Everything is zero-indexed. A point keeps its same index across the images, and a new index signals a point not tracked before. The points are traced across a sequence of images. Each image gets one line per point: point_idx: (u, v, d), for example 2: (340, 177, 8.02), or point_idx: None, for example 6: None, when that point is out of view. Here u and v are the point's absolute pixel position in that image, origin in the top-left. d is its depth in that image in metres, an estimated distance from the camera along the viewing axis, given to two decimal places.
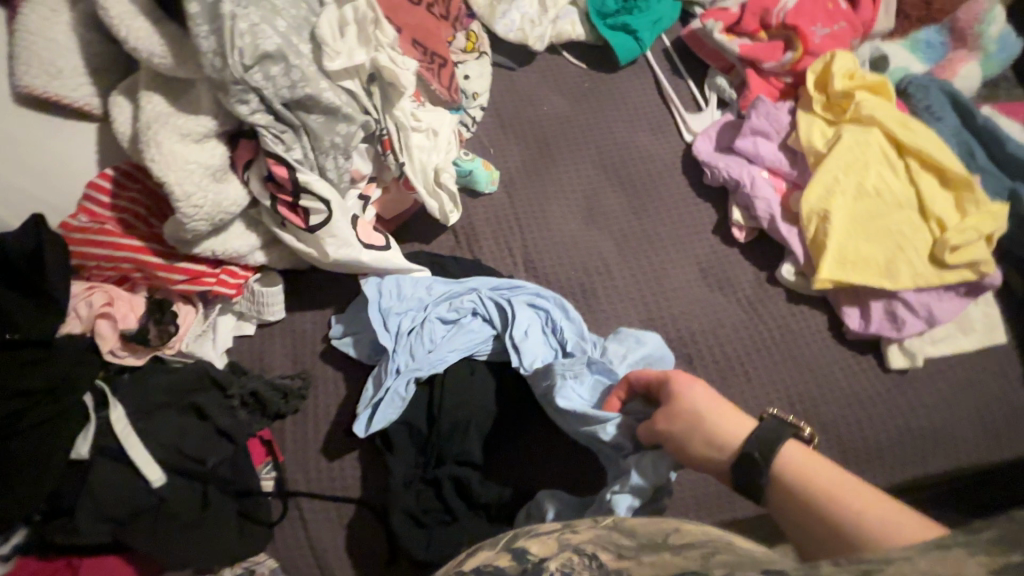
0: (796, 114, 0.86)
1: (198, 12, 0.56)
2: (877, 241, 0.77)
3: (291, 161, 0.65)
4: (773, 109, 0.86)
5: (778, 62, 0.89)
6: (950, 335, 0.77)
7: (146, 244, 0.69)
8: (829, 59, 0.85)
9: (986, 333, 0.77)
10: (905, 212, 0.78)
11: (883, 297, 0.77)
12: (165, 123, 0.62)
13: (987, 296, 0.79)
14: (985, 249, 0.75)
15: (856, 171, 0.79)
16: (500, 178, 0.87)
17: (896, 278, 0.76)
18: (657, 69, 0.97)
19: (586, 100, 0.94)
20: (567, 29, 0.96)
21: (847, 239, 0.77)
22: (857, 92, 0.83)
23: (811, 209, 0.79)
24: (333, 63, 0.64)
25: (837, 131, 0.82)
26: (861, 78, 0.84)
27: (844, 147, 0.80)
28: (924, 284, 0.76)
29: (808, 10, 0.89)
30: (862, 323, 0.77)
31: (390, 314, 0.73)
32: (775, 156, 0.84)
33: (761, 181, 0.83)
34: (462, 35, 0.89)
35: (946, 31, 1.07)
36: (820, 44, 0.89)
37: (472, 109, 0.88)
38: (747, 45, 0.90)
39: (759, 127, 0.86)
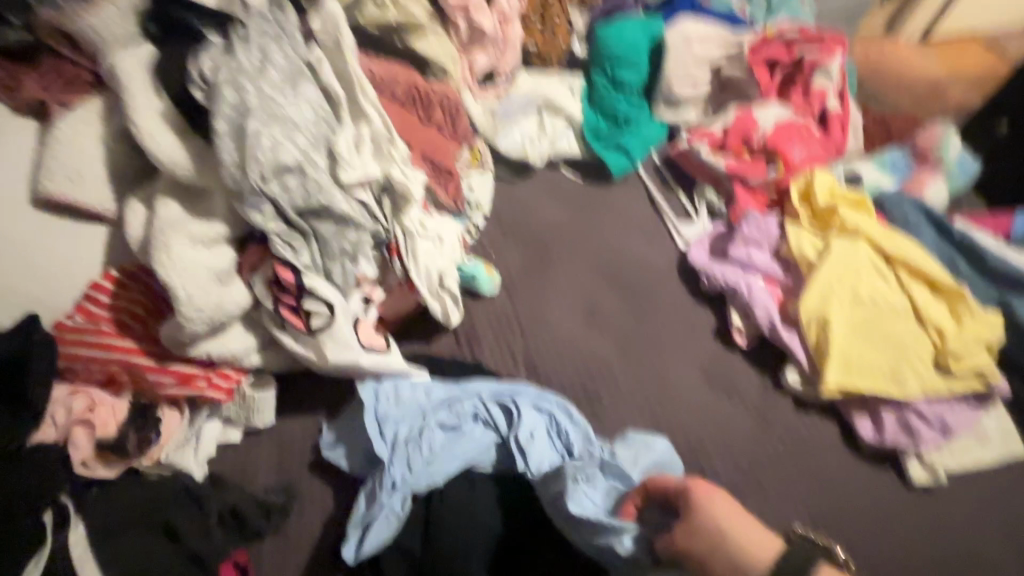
0: (784, 225, 0.91)
1: (225, 131, 0.60)
2: (880, 349, 0.77)
3: (298, 265, 0.66)
4: (763, 221, 0.91)
5: (763, 178, 0.95)
6: (969, 447, 0.75)
7: (140, 346, 0.67)
8: (809, 178, 0.91)
9: (1005, 444, 0.75)
10: (902, 320, 0.79)
11: (893, 405, 0.75)
12: (177, 228, 0.62)
13: (998, 405, 0.78)
14: (986, 357, 0.75)
15: (850, 280, 0.81)
16: (501, 281, 0.88)
17: (902, 386, 0.75)
18: (648, 181, 1.03)
19: (583, 209, 0.99)
20: (565, 146, 1.03)
21: (849, 347, 0.77)
22: (840, 206, 0.88)
23: (810, 316, 0.80)
24: (348, 175, 0.67)
25: (826, 241, 0.86)
26: (841, 194, 0.90)
27: (835, 256, 0.82)
28: (932, 392, 0.75)
29: (786, 135, 0.97)
30: (875, 433, 0.74)
31: (386, 423, 0.70)
32: (768, 264, 0.87)
33: (757, 287, 0.85)
34: (467, 149, 0.94)
35: (909, 152, 1.16)
36: (799, 163, 0.96)
37: (475, 216, 0.92)
38: (733, 164, 0.97)
39: (751, 236, 0.90)
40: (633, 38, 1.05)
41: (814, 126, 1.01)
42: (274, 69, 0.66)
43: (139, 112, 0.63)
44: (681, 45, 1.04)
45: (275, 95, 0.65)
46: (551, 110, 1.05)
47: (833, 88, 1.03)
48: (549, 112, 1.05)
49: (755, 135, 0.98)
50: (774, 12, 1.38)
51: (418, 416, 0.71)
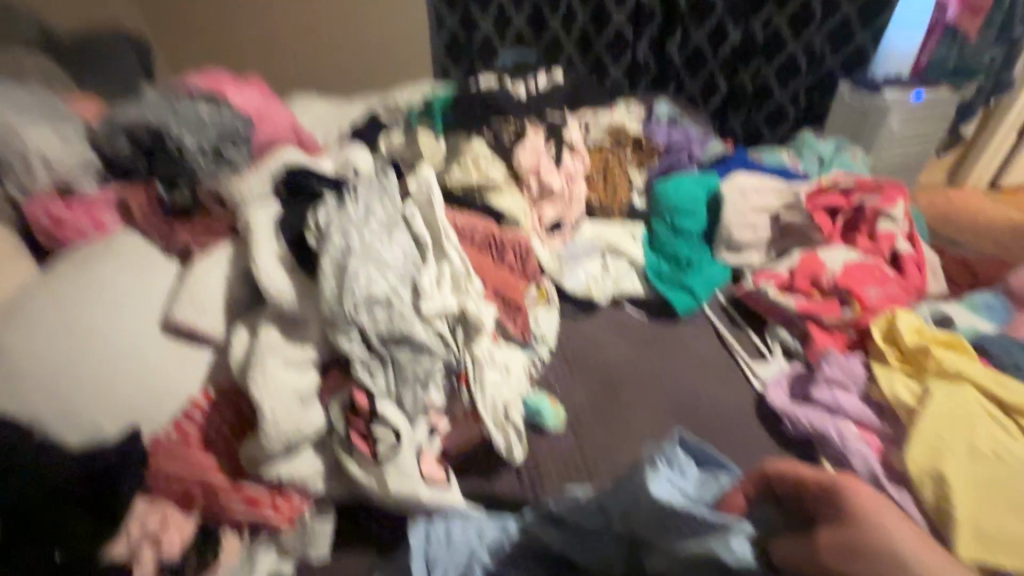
0: (870, 367, 0.85)
1: (330, 271, 0.69)
2: (1021, 517, 0.65)
3: (374, 389, 0.70)
4: (845, 361, 0.86)
5: (839, 318, 0.93)
6: None
7: (218, 465, 0.70)
8: (890, 318, 0.88)
9: None
10: None
11: None
12: (274, 352, 0.69)
13: None
14: None
15: (963, 429, 0.72)
16: (567, 416, 0.86)
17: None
18: (715, 320, 1.03)
19: (649, 346, 0.98)
20: (628, 286, 1.07)
21: (980, 511, 0.65)
22: (932, 347, 0.82)
23: (921, 471, 0.70)
24: (428, 307, 0.74)
25: (923, 386, 0.79)
26: (930, 334, 0.85)
27: (939, 402, 0.75)
28: None
29: (857, 274, 0.96)
30: None
31: (435, 568, 0.65)
32: (860, 408, 0.80)
33: (850, 436, 0.77)
34: (535, 287, 1.00)
35: (1003, 295, 1.10)
36: (874, 304, 0.93)
37: (541, 349, 0.94)
38: (805, 302, 0.96)
39: (835, 378, 0.84)
40: (690, 191, 1.14)
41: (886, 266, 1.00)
42: (375, 219, 0.78)
43: (261, 253, 0.74)
44: (737, 195, 1.11)
45: (373, 239, 0.75)
46: (614, 252, 1.12)
47: (899, 231, 1.03)
48: (612, 254, 1.12)
49: (825, 275, 0.97)
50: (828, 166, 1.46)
51: (468, 560, 0.67)
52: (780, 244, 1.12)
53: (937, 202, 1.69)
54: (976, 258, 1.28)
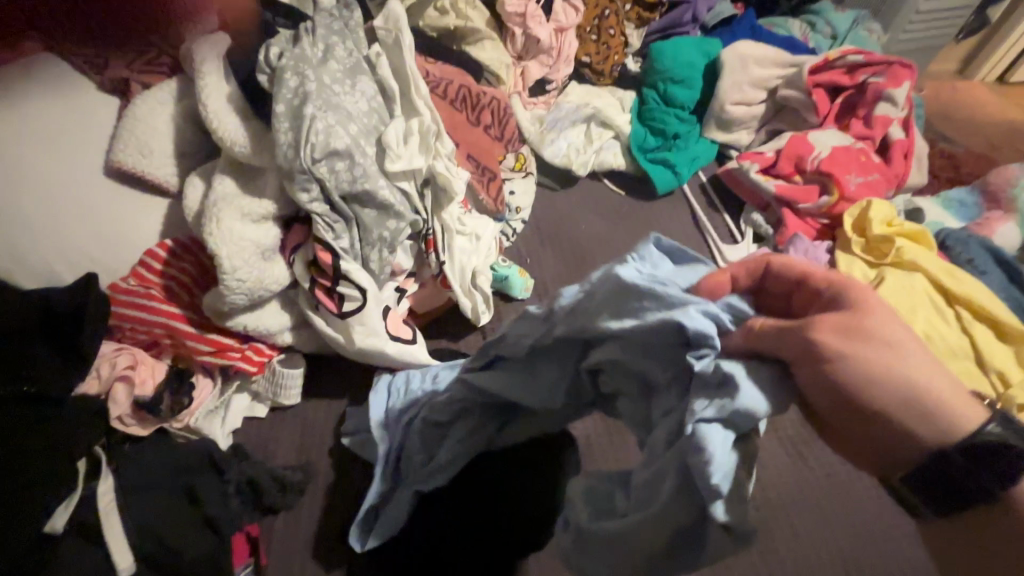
0: (835, 254, 0.87)
1: (282, 112, 0.63)
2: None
3: (337, 248, 0.67)
4: (812, 247, 0.88)
5: (815, 204, 0.92)
6: None
7: (184, 312, 0.70)
8: (865, 206, 0.88)
9: None
10: (962, 361, 0.73)
11: None
12: (230, 203, 0.65)
13: None
14: None
15: (904, 314, 0.76)
16: (534, 287, 0.88)
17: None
18: (693, 200, 1.01)
19: (623, 222, 0.97)
20: (610, 159, 1.02)
21: None
22: (897, 237, 0.83)
23: None
24: (393, 165, 0.69)
25: (879, 273, 0.81)
26: (897, 225, 0.86)
27: (888, 288, 0.78)
28: None
29: (843, 160, 0.94)
30: None
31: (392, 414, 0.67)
32: None
33: None
34: (512, 155, 0.95)
35: (978, 192, 1.10)
36: (855, 192, 0.92)
37: (514, 221, 0.92)
38: (785, 187, 0.94)
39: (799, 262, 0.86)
40: (688, 58, 1.05)
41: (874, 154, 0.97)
42: (336, 61, 0.69)
43: (208, 91, 0.66)
44: (738, 64, 1.02)
45: (333, 84, 0.67)
46: (599, 122, 1.05)
47: (896, 116, 0.99)
48: (597, 124, 1.05)
49: (810, 160, 0.95)
50: (840, 43, 1.35)
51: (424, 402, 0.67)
52: (773, 125, 1.07)
53: (942, 93, 1.61)
54: (964, 155, 1.25)
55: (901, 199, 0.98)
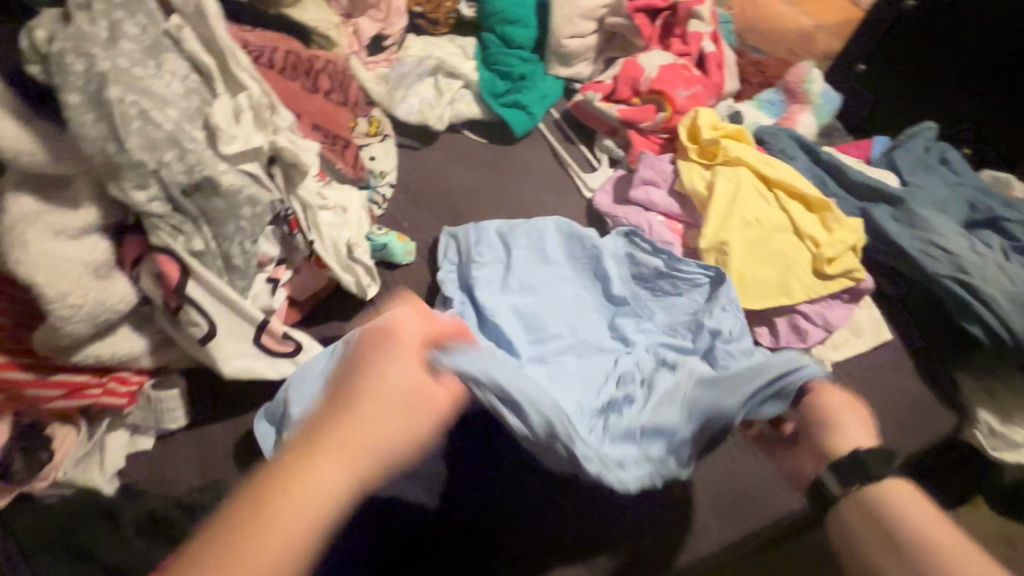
0: (676, 164, 0.97)
1: (80, 101, 0.53)
2: (768, 264, 0.84)
3: (187, 254, 0.61)
4: (657, 161, 0.96)
5: (653, 121, 1.01)
6: (848, 339, 0.85)
7: (10, 359, 0.59)
8: (693, 115, 0.98)
9: (876, 332, 0.86)
10: (784, 236, 0.87)
11: (785, 312, 0.83)
12: (35, 221, 0.55)
13: (867, 299, 0.89)
14: (854, 258, 0.85)
15: (738, 207, 0.87)
16: (416, 250, 0.87)
17: (791, 294, 0.82)
18: (551, 137, 1.05)
19: (489, 169, 0.99)
20: (464, 108, 1.02)
21: (744, 266, 0.84)
22: (722, 139, 0.95)
23: (709, 244, 0.85)
24: (229, 147, 0.64)
25: (712, 174, 0.92)
26: (721, 128, 0.97)
27: (720, 189, 0.89)
28: (815, 295, 0.83)
29: (671, 77, 1.03)
30: (772, 339, 0.83)
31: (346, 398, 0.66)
32: (668, 201, 0.93)
33: (658, 225, 0.91)
34: (363, 119, 0.91)
35: (781, 90, 1.26)
36: (684, 105, 1.01)
37: (381, 187, 0.90)
38: (626, 110, 1.01)
39: (649, 177, 0.94)
40: None
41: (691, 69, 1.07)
42: (129, 40, 0.60)
43: None
44: None
45: (134, 67, 0.59)
46: (445, 73, 1.04)
47: (706, 31, 1.10)
48: (444, 75, 1.04)
49: (642, 81, 1.02)
50: None
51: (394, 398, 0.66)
52: (607, 52, 1.13)
53: None
54: (767, 59, 1.42)
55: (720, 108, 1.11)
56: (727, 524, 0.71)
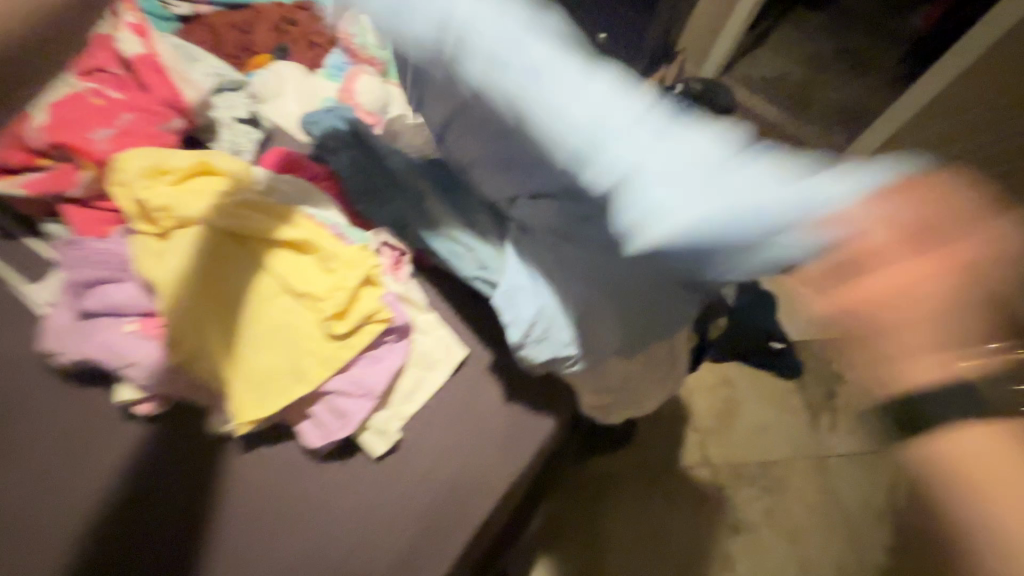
0: (128, 241, 0.66)
1: None
2: (272, 352, 0.63)
3: None
4: (93, 249, 0.65)
5: (77, 188, 0.67)
6: (416, 382, 0.68)
7: None
8: (116, 169, 0.66)
9: (447, 355, 0.69)
10: (282, 304, 0.64)
11: (318, 396, 0.63)
12: None
13: (433, 318, 0.70)
14: (371, 296, 0.64)
15: (211, 295, 0.64)
16: None
17: (305, 376, 0.62)
18: None
19: None
20: None
21: (239, 368, 0.62)
22: (156, 195, 0.65)
23: (181, 355, 0.62)
24: None
25: (166, 249, 0.64)
26: (163, 172, 0.66)
27: (175, 280, 0.63)
28: (335, 366, 0.63)
29: (78, 117, 0.68)
30: (319, 436, 0.62)
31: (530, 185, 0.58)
32: (130, 298, 0.64)
33: (120, 342, 0.62)
34: None
35: (343, 50, 0.96)
36: (110, 150, 0.68)
37: None
38: (29, 186, 0.67)
39: (91, 277, 0.64)
40: None
41: (121, 66, 0.74)
42: None
43: None
44: None
45: None
46: None
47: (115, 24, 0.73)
48: None
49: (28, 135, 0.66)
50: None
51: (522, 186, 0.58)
52: None
53: None
54: None
55: (179, 61, 0.76)
56: None
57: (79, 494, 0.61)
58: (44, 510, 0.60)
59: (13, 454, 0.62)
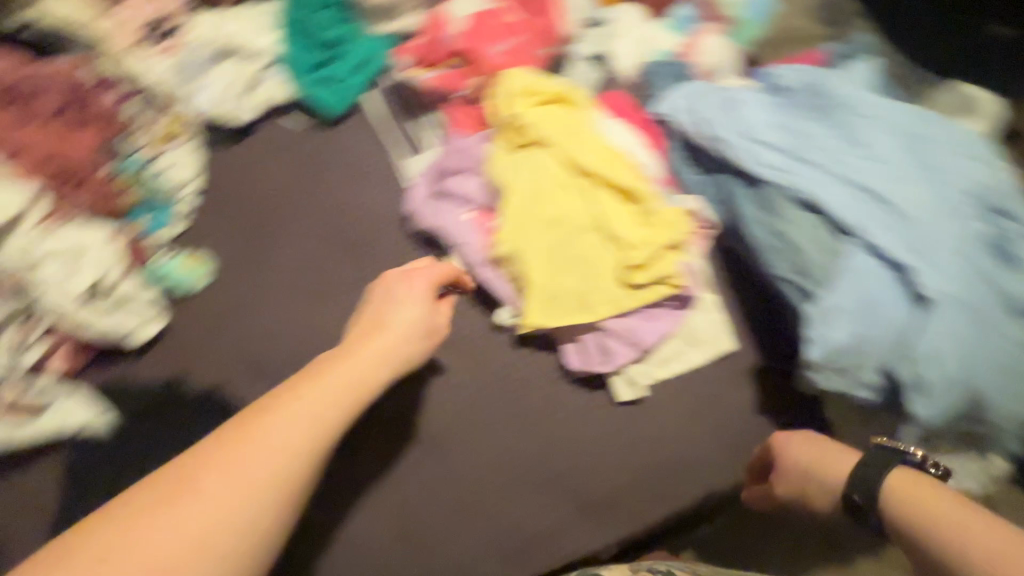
0: (486, 144, 0.76)
1: None
2: (571, 274, 0.67)
3: None
4: (462, 143, 0.77)
5: (466, 90, 0.81)
6: (676, 352, 0.69)
7: None
8: (501, 82, 0.76)
9: (713, 342, 0.69)
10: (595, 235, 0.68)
11: (593, 328, 0.68)
12: None
13: (714, 301, 0.70)
14: (676, 260, 0.65)
15: (540, 201, 0.69)
16: (214, 270, 0.84)
17: (592, 308, 0.66)
18: (372, 114, 0.89)
19: (300, 165, 0.88)
20: (272, 92, 0.89)
21: (542, 277, 0.67)
22: (528, 111, 0.73)
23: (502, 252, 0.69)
24: None
25: (515, 158, 0.72)
26: (536, 93, 0.74)
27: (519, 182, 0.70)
28: (622, 310, 0.66)
29: (486, 31, 0.81)
30: (581, 361, 0.69)
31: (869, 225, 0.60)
32: (475, 193, 0.76)
33: (460, 226, 0.75)
34: (150, 127, 0.85)
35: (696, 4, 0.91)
36: (500, 63, 0.79)
37: (184, 198, 0.85)
38: (435, 79, 0.81)
39: (453, 166, 0.78)
40: None
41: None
42: None
43: None
44: None
45: None
46: (243, 55, 0.89)
47: None
48: (239, 56, 0.89)
49: (449, 38, 0.81)
50: None
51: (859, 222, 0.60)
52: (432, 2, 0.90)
53: None
54: None
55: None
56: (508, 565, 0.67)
57: None
58: None
59: (365, 279, 0.82)
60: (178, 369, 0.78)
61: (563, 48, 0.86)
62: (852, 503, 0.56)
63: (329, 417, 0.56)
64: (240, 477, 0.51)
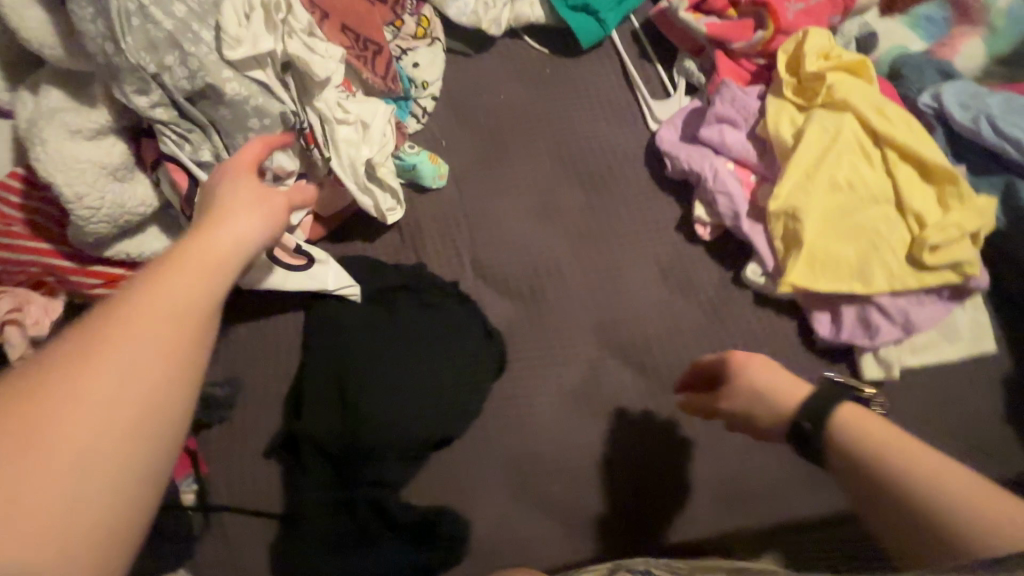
0: (765, 100, 0.76)
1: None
2: (850, 242, 0.68)
3: (194, 163, 0.60)
4: (741, 94, 0.76)
5: (749, 42, 0.80)
6: (932, 343, 0.68)
7: (57, 247, 0.63)
8: (800, 38, 0.74)
9: (972, 341, 0.68)
10: (881, 208, 0.68)
11: (857, 300, 0.68)
12: (50, 118, 0.56)
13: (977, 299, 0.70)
14: (969, 248, 0.65)
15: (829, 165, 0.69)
16: (450, 173, 0.82)
17: (868, 279, 0.66)
18: (623, 52, 0.89)
19: (544, 85, 0.88)
20: (526, 10, 0.87)
21: (821, 240, 0.68)
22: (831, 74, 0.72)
23: (780, 207, 0.69)
24: (235, 51, 0.57)
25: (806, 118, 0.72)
26: (835, 58, 0.73)
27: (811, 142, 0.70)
28: (901, 287, 0.66)
29: None
30: (834, 331, 0.68)
31: None
32: (744, 145, 0.75)
33: (725, 174, 0.74)
34: (411, 19, 0.83)
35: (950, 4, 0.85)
36: (792, 22, 0.78)
37: (422, 99, 0.83)
38: (716, 24, 0.81)
39: (726, 114, 0.77)
40: None
41: None
42: None
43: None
44: None
45: None
46: None
47: None
48: None
49: None
50: None
51: None
52: None
53: None
54: None
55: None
56: (724, 513, 0.68)
57: (628, 262, 0.78)
58: (608, 259, 0.79)
59: (601, 209, 0.81)
60: (409, 257, 0.78)
61: (840, 23, 0.84)
62: (801, 431, 0.44)
63: (243, 246, 0.43)
64: (194, 309, 0.36)
